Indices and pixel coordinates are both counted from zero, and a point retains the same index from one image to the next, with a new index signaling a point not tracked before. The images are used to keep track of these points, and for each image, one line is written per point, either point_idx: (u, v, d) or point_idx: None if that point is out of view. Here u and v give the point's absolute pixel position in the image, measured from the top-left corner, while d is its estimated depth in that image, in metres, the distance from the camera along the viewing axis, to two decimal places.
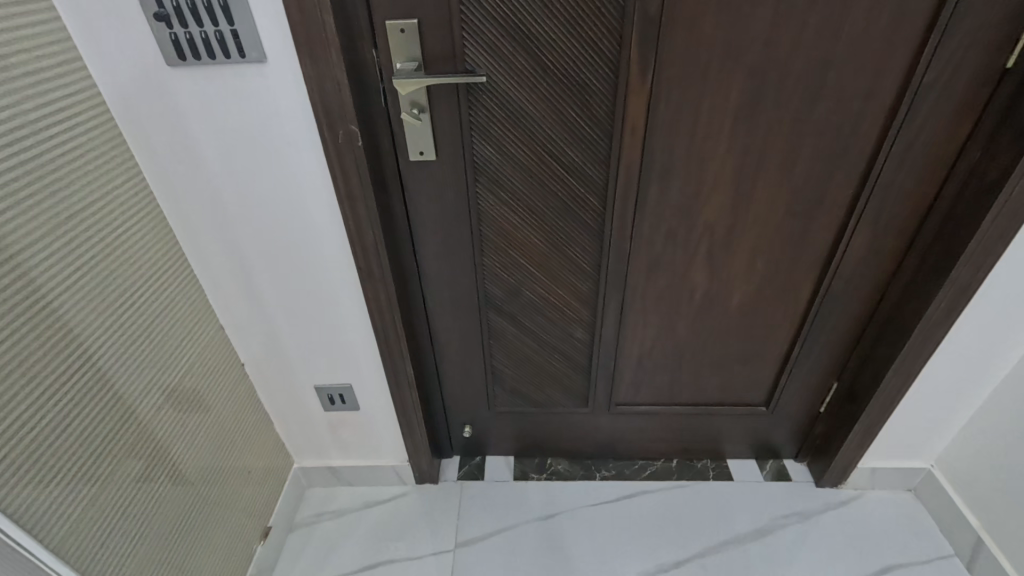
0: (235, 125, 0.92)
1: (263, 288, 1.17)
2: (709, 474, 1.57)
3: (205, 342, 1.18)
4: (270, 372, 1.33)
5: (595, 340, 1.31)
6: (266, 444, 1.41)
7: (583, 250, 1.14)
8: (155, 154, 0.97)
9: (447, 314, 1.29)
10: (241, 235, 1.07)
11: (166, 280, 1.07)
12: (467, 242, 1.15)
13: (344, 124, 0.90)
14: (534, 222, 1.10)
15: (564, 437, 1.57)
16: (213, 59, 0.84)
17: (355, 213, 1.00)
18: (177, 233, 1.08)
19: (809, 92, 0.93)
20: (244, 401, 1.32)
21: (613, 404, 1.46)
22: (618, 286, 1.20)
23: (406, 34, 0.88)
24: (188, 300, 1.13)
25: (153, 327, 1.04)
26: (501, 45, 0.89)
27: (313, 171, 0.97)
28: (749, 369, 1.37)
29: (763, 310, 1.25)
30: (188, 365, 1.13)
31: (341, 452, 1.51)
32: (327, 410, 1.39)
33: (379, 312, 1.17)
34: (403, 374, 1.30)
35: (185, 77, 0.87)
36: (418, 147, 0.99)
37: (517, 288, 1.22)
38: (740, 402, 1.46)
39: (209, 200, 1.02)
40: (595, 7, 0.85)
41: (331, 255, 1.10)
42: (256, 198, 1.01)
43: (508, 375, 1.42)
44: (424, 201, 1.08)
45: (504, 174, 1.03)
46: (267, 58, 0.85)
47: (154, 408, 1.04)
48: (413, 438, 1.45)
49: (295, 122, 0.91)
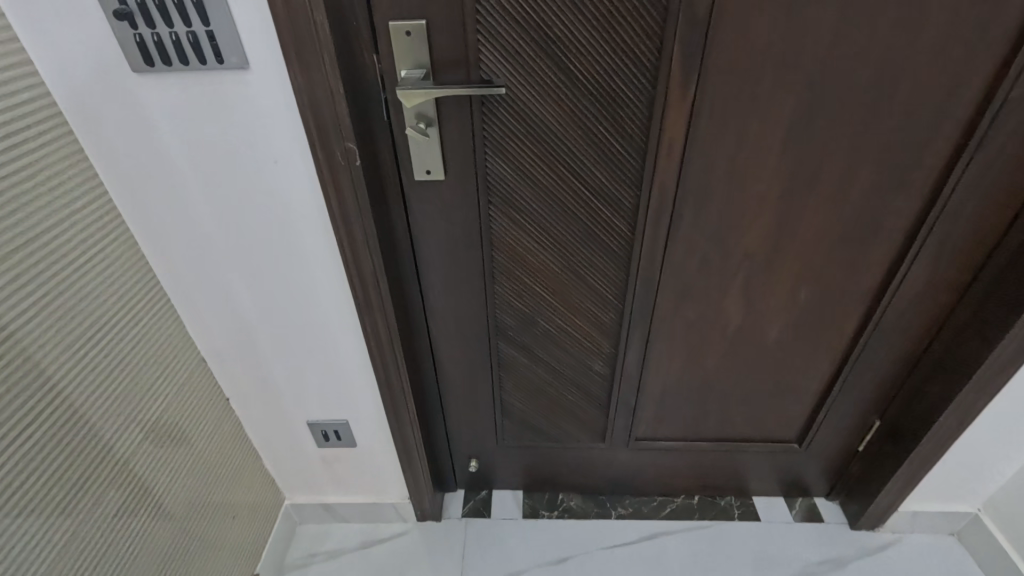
0: (215, 140, 0.80)
1: (249, 317, 1.05)
2: (734, 513, 1.45)
3: (184, 377, 1.06)
4: (258, 405, 1.21)
5: (616, 374, 1.19)
6: (252, 480, 1.29)
7: (606, 277, 1.02)
8: (120, 172, 0.84)
9: (453, 344, 1.17)
10: (223, 260, 0.96)
11: (139, 312, 0.95)
12: (476, 269, 1.02)
13: (340, 141, 0.78)
14: (554, 247, 0.98)
15: (578, 472, 1.45)
16: (186, 65, 0.72)
17: (352, 240, 0.88)
18: (149, 257, 0.95)
19: (874, 106, 0.81)
20: (229, 436, 1.20)
21: (632, 439, 1.34)
22: (644, 316, 1.08)
23: (412, 37, 0.75)
24: (162, 331, 1.01)
25: (124, 365, 0.93)
26: (521, 48, 0.77)
27: (304, 192, 0.86)
28: (783, 405, 1.26)
29: (803, 344, 1.13)
30: (165, 399, 1.02)
31: (336, 487, 1.39)
32: (320, 445, 1.28)
33: (378, 344, 1.05)
34: (404, 409, 1.18)
35: (154, 86, 0.75)
36: (425, 165, 0.87)
37: (531, 316, 1.10)
38: (771, 438, 1.34)
39: (186, 221, 0.90)
40: (633, 8, 0.73)
41: (325, 283, 0.98)
42: (242, 221, 0.90)
43: (519, 408, 1.30)
44: (430, 224, 0.96)
45: (521, 194, 0.91)
46: (250, 64, 0.73)
47: (125, 453, 0.93)
48: (415, 474, 1.33)
49: (283, 137, 0.79)
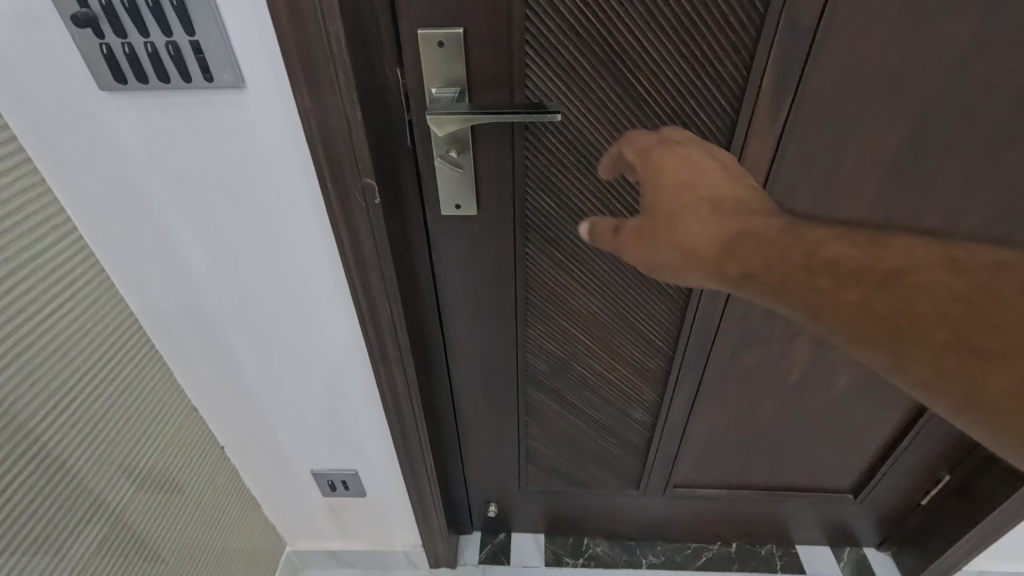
0: (204, 171, 0.67)
1: (246, 364, 0.92)
2: (776, 564, 1.32)
3: (174, 426, 0.94)
4: (256, 452, 1.08)
5: (658, 423, 1.06)
6: (249, 532, 1.16)
7: (657, 323, 0.89)
8: (89, 204, 0.70)
9: (476, 389, 1.04)
10: (216, 303, 0.82)
11: (118, 360, 0.82)
12: (508, 311, 0.89)
13: (357, 175, 0.64)
14: (599, 290, 0.85)
15: (606, 518, 1.32)
16: (166, 83, 0.59)
17: (367, 286, 0.75)
18: (128, 298, 0.82)
19: (999, 139, 0.67)
20: (224, 486, 1.08)
21: (670, 487, 1.22)
22: (696, 365, 0.95)
23: (446, 49, 0.62)
24: (145, 380, 0.87)
25: (100, 421, 0.80)
26: (578, 57, 0.63)
27: (312, 231, 0.72)
28: (841, 455, 1.13)
29: (872, 394, 1.00)
30: (154, 448, 0.90)
31: (342, 534, 1.27)
32: (326, 495, 1.16)
33: (393, 395, 0.92)
34: (420, 462, 1.06)
35: (128, 107, 0.61)
36: (454, 199, 0.74)
37: (567, 362, 0.97)
38: (823, 488, 1.21)
39: (171, 260, 0.77)
40: (719, 19, 0.60)
41: (334, 329, 0.85)
42: (238, 262, 0.77)
43: (546, 455, 1.16)
44: (457, 263, 0.83)
45: (565, 232, 0.78)
46: (246, 83, 0.59)
47: (107, 519, 0.82)
48: (429, 524, 1.20)
49: (287, 169, 0.66)
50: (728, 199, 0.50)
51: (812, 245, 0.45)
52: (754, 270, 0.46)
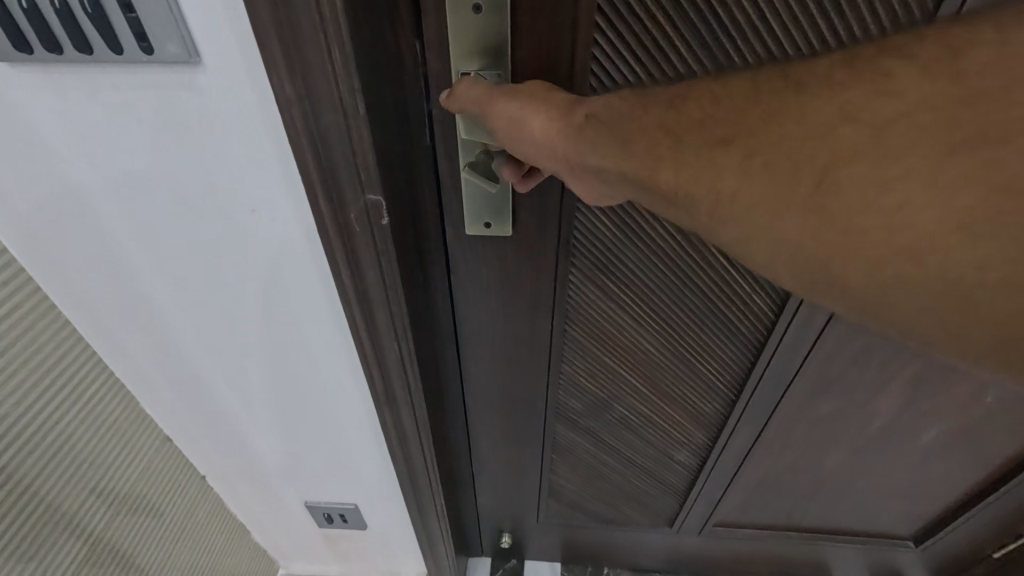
0: (156, 175, 0.50)
1: (227, 400, 0.76)
2: None
3: (144, 462, 0.79)
4: (241, 483, 0.94)
5: (705, 466, 0.92)
6: (237, 564, 1.04)
7: (721, 365, 0.74)
8: (9, 210, 0.54)
9: (495, 428, 0.88)
10: (188, 333, 0.67)
11: (71, 392, 0.67)
12: (540, 348, 0.73)
13: (360, 187, 0.47)
14: (653, 323, 0.69)
15: (632, 551, 1.19)
16: (89, 55, 0.42)
17: (370, 322, 0.59)
18: (78, 324, 0.66)
19: None
20: (207, 518, 0.94)
21: (708, 527, 1.08)
22: (761, 409, 0.79)
23: (483, 17, 0.45)
24: (105, 415, 0.72)
25: (52, 463, 0.66)
26: (674, 65, 0.48)
27: (300, 254, 0.56)
28: (907, 504, 0.99)
29: (960, 448, 0.85)
30: (124, 478, 0.76)
31: (341, 558, 1.15)
32: (322, 526, 1.03)
33: (401, 441, 0.76)
34: (430, 504, 0.91)
35: (47, 87, 0.45)
36: (481, 216, 0.57)
37: (605, 402, 0.82)
38: (879, 532, 1.08)
39: (125, 282, 0.61)
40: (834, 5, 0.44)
41: (330, 366, 0.70)
42: (211, 286, 0.61)
43: (570, 491, 1.03)
44: (482, 290, 0.67)
45: (620, 257, 0.62)
46: (203, 59, 0.42)
47: (64, 569, 0.69)
48: (437, 560, 1.07)
49: (266, 174, 0.50)
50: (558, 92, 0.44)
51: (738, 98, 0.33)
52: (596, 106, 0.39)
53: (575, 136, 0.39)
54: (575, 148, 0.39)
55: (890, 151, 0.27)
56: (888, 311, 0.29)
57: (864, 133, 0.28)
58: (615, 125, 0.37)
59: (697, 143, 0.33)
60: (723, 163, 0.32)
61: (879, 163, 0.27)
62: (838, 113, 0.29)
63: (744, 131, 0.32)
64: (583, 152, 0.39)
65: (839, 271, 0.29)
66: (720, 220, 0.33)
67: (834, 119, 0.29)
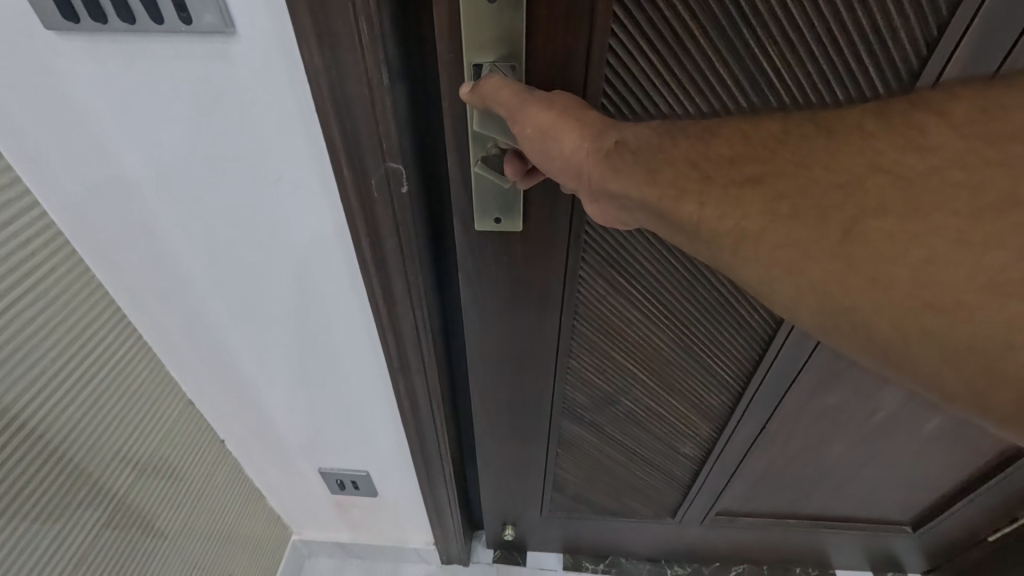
0: (186, 147, 0.49)
1: (251, 375, 0.75)
2: None
3: (169, 425, 0.77)
4: (259, 458, 0.93)
5: (711, 457, 0.92)
6: (251, 537, 1.01)
7: (729, 359, 0.74)
8: (48, 177, 0.52)
9: (499, 428, 0.87)
10: (217, 305, 0.65)
11: (99, 356, 0.65)
12: (548, 343, 0.71)
13: (382, 161, 0.48)
14: (662, 317, 0.69)
15: (633, 542, 1.19)
16: (129, 24, 0.41)
17: (387, 292, 0.59)
18: (115, 293, 0.64)
19: None
20: (227, 483, 0.91)
21: (710, 517, 1.09)
22: (767, 402, 0.79)
23: (498, 7, 0.42)
24: (136, 375, 0.70)
25: (78, 420, 0.64)
26: (696, 78, 0.46)
27: (323, 231, 0.56)
28: (906, 491, 1.00)
29: (961, 440, 0.86)
30: (148, 440, 0.74)
31: (351, 529, 1.14)
32: (335, 492, 0.99)
33: (414, 410, 0.76)
34: (440, 478, 0.92)
35: (89, 56, 0.43)
36: (490, 211, 0.56)
37: (611, 397, 0.82)
38: (877, 519, 1.09)
39: (155, 253, 0.59)
40: (859, 20, 0.43)
41: (352, 341, 0.69)
42: (239, 256, 0.59)
43: (574, 484, 1.03)
44: (490, 288, 0.65)
45: (633, 252, 0.61)
46: (238, 30, 0.41)
47: (92, 522, 0.67)
48: (444, 529, 1.08)
49: (296, 148, 0.49)
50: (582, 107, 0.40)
51: (766, 120, 0.33)
52: (629, 136, 0.37)
53: (600, 162, 0.38)
54: (596, 172, 0.38)
55: (923, 205, 0.27)
56: (913, 364, 0.26)
57: (900, 147, 0.29)
58: (641, 155, 0.36)
59: (726, 176, 0.32)
60: (754, 202, 0.31)
61: (912, 206, 0.27)
62: (865, 161, 0.29)
63: (772, 171, 0.31)
64: (604, 177, 0.37)
65: (865, 312, 0.27)
66: (743, 258, 0.31)
67: (863, 138, 0.30)
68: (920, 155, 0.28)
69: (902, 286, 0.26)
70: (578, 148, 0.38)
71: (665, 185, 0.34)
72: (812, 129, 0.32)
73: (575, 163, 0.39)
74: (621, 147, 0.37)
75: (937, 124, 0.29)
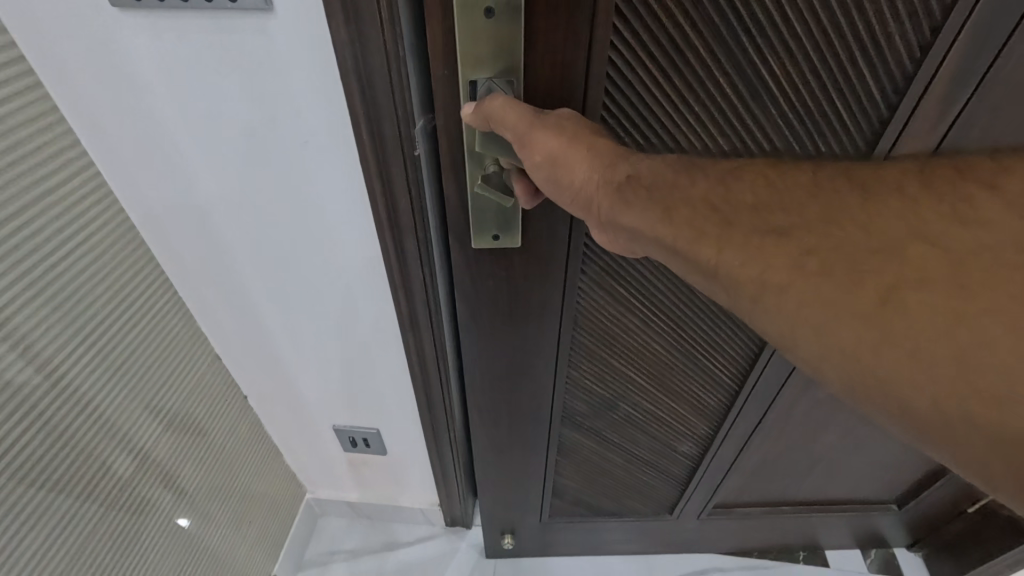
0: (226, 119, 0.50)
1: (284, 349, 0.76)
2: (799, 555, 1.26)
3: (195, 378, 0.75)
4: (278, 420, 0.91)
5: (707, 456, 0.93)
6: (266, 497, 0.98)
7: (726, 361, 0.75)
8: (104, 144, 0.53)
9: (498, 440, 0.86)
10: (252, 277, 0.66)
11: (123, 310, 0.63)
12: (546, 353, 0.70)
13: (399, 127, 0.47)
14: (662, 324, 0.69)
15: (635, 538, 1.18)
16: (184, 1, 0.42)
17: (400, 252, 0.58)
18: (163, 263, 0.66)
19: None
20: (250, 438, 0.90)
21: (707, 511, 1.10)
22: (763, 400, 0.80)
23: (494, 23, 0.40)
24: (163, 331, 0.69)
25: (99, 367, 0.62)
26: (694, 99, 0.46)
27: (346, 207, 0.56)
28: (892, 472, 1.03)
29: None
30: (172, 390, 0.72)
31: (360, 488, 1.11)
32: (348, 451, 0.96)
33: (422, 365, 0.73)
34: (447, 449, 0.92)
35: (144, 28, 0.44)
36: (488, 228, 0.54)
37: (610, 403, 0.81)
38: (864, 499, 1.13)
39: (198, 226, 0.60)
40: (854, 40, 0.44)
41: (371, 312, 0.68)
42: (269, 225, 0.59)
43: (573, 489, 1.02)
44: (485, 302, 0.63)
45: (633, 264, 0.61)
46: (277, 10, 0.42)
47: (113, 468, 0.65)
48: (448, 488, 1.05)
49: (325, 124, 0.49)
50: (589, 135, 0.39)
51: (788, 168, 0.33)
52: (642, 171, 0.36)
53: (611, 194, 0.36)
54: (606, 205, 0.37)
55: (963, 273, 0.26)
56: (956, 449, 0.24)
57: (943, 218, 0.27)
58: (655, 191, 0.35)
59: (750, 224, 0.31)
60: (779, 256, 0.29)
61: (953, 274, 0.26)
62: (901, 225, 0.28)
63: (800, 224, 0.30)
64: (614, 211, 0.36)
65: (906, 391, 0.25)
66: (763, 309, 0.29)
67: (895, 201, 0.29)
68: (963, 227, 0.27)
69: (945, 365, 0.24)
70: (588, 180, 0.37)
71: (681, 225, 0.33)
72: (841, 182, 0.31)
73: (586, 187, 0.38)
74: (631, 181, 0.36)
75: (972, 194, 0.28)
